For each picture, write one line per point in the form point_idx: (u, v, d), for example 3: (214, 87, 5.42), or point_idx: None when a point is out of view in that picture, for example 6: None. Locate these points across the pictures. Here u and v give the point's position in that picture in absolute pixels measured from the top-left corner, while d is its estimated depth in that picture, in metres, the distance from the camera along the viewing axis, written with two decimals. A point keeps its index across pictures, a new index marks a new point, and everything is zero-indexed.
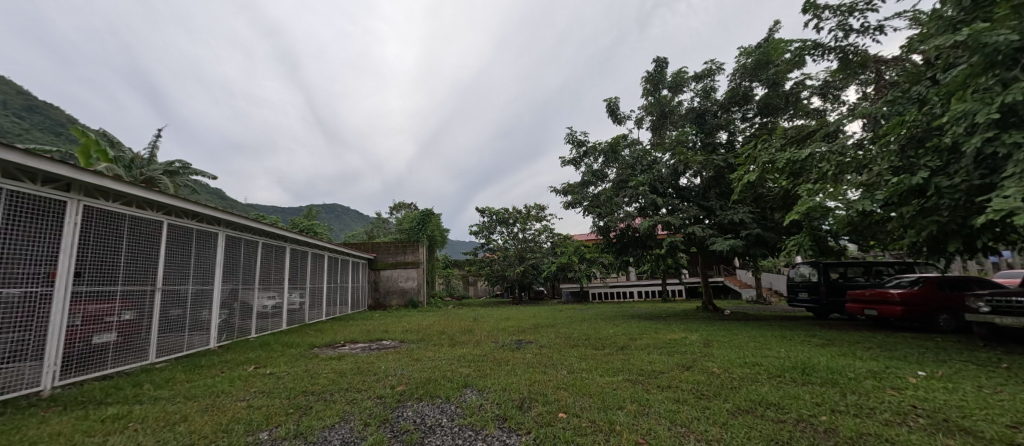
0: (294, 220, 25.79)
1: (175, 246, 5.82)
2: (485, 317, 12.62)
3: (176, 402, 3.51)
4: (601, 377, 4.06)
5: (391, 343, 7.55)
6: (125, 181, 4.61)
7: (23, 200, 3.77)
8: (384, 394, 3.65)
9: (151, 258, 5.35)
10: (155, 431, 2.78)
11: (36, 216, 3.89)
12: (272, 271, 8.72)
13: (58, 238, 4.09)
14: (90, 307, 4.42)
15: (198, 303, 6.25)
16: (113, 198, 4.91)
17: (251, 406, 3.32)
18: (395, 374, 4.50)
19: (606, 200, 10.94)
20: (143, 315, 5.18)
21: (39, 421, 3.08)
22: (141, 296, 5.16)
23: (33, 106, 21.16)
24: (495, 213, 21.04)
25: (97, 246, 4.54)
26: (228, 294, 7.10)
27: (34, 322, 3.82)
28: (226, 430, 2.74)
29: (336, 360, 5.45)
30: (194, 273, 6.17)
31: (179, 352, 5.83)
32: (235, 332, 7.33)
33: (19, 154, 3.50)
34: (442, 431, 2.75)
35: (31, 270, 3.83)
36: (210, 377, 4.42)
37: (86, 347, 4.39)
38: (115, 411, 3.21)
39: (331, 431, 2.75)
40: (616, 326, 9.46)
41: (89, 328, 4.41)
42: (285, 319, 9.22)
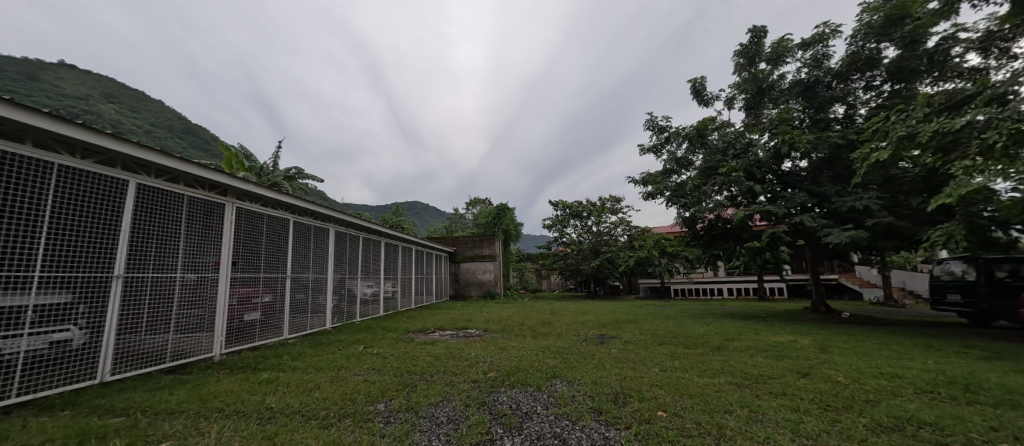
0: (383, 216, 28.21)
1: (300, 241, 6.81)
2: (562, 311, 12.58)
3: (309, 372, 4.12)
4: (699, 378, 3.81)
5: (476, 332, 7.93)
6: (262, 186, 5.50)
7: (198, 204, 4.76)
8: (479, 378, 3.87)
9: (283, 250, 6.32)
10: (298, 395, 3.29)
11: (207, 217, 4.87)
12: (370, 262, 9.73)
13: (221, 234, 5.05)
14: (243, 290, 5.41)
15: (317, 289, 7.25)
16: (255, 200, 5.91)
17: (366, 380, 3.75)
18: (483, 361, 4.74)
19: (693, 189, 10.12)
20: (278, 298, 6.15)
21: (217, 379, 3.87)
22: (278, 282, 6.14)
23: (188, 128, 26.21)
24: (568, 205, 20.71)
25: (245, 240, 5.52)
26: (338, 282, 8.11)
27: (206, 302, 4.80)
28: (351, 399, 3.14)
29: (430, 344, 5.91)
30: (313, 263, 7.16)
31: (304, 331, 6.82)
32: (344, 316, 8.33)
33: (196, 167, 4.48)
34: (539, 418, 2.83)
35: (204, 259, 4.80)
36: (331, 353, 5.11)
37: (240, 322, 5.38)
38: (267, 377, 3.87)
39: (437, 408, 2.99)
40: (707, 325, 8.71)
41: (241, 308, 5.39)
42: (381, 306, 10.22)
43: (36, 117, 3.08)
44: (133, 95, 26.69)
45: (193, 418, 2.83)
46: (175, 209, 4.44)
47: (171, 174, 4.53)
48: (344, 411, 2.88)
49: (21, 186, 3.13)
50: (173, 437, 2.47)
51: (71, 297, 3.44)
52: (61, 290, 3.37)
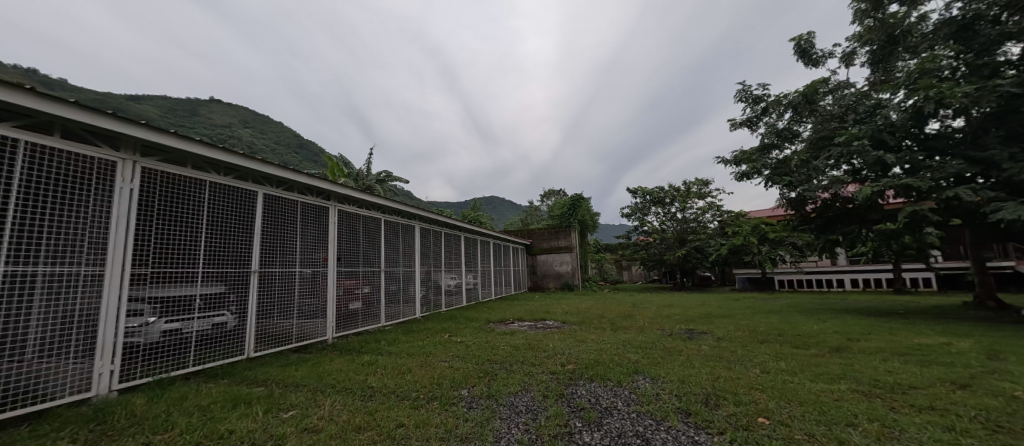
0: (463, 212, 29.73)
1: (390, 237, 7.50)
2: (645, 303, 11.98)
3: (403, 357, 4.53)
4: (812, 383, 3.32)
5: (554, 323, 7.96)
6: (356, 190, 6.19)
7: (308, 208, 5.53)
8: (557, 370, 3.87)
9: (377, 245, 7.03)
10: (394, 377, 3.64)
11: (316, 219, 5.63)
12: (452, 256, 10.30)
13: (327, 233, 5.81)
14: (346, 282, 6.15)
15: (407, 281, 7.91)
16: (353, 203, 6.67)
17: (451, 367, 4.00)
18: (562, 353, 4.73)
19: (799, 165, 8.80)
20: (376, 289, 6.86)
21: (329, 359, 4.47)
22: (375, 275, 6.84)
23: (301, 143, 30.44)
24: (649, 192, 19.54)
25: (347, 237, 6.25)
26: (424, 275, 8.75)
27: (319, 292, 5.55)
28: (438, 383, 3.38)
29: (509, 334, 6.09)
30: (403, 257, 7.82)
31: (398, 319, 7.51)
32: (432, 306, 8.99)
33: (303, 176, 5.22)
34: (620, 414, 2.73)
35: (315, 256, 5.55)
36: (420, 340, 5.55)
37: (347, 310, 6.13)
38: (368, 359, 4.35)
39: (516, 397, 3.07)
40: (821, 321, 7.56)
41: (346, 297, 6.14)
42: (464, 297, 10.80)
43: (192, 144, 3.85)
44: (260, 118, 31.79)
45: (313, 391, 3.31)
46: (291, 213, 5.21)
47: (287, 184, 5.32)
48: (432, 394, 3.11)
49: (187, 200, 3.94)
50: (298, 407, 2.92)
51: (224, 288, 4.24)
52: (217, 281, 4.17)
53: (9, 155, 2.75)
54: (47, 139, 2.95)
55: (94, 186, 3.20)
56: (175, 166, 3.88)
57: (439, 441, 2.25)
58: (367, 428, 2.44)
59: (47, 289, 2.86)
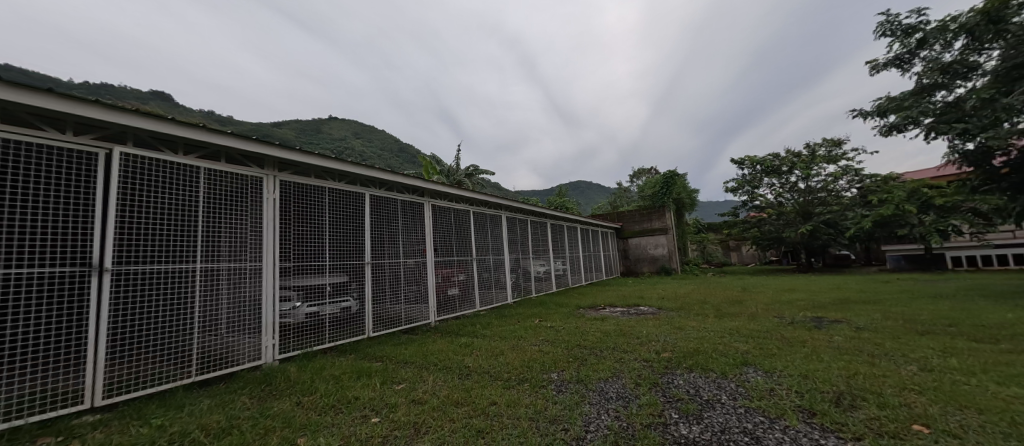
0: (550, 198, 29.75)
1: (479, 227, 7.87)
2: (758, 288, 10.63)
3: (496, 340, 4.77)
4: (998, 387, 2.61)
5: (649, 309, 7.57)
6: (446, 185, 6.63)
7: (406, 204, 6.11)
8: (651, 357, 3.70)
9: (468, 236, 7.46)
10: (488, 358, 3.86)
11: (413, 214, 6.20)
12: (540, 243, 10.42)
13: (424, 226, 6.37)
14: (443, 270, 6.67)
15: (497, 269, 8.27)
16: (444, 198, 7.18)
17: (541, 351, 4.09)
18: (657, 340, 4.48)
19: (979, 107, 6.80)
20: (469, 277, 7.31)
21: (432, 340, 4.94)
22: (468, 263, 7.30)
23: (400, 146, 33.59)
24: (760, 161, 17.04)
25: (441, 229, 6.77)
26: (513, 262, 9.03)
27: (420, 280, 6.13)
28: (529, 366, 3.49)
29: (600, 320, 5.97)
30: (492, 246, 8.17)
31: (492, 304, 7.92)
32: (523, 292, 9.27)
33: (400, 176, 5.77)
34: (724, 408, 2.50)
35: (415, 247, 6.13)
36: (512, 324, 5.77)
37: (445, 296, 6.68)
38: (465, 341, 4.68)
39: (607, 383, 3.01)
40: (1016, 309, 5.83)
41: (444, 284, 6.68)
42: (554, 283, 10.89)
43: (314, 157, 4.53)
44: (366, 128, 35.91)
45: (419, 368, 3.70)
46: (392, 210, 5.82)
47: (388, 184, 5.96)
48: (523, 376, 3.23)
49: (313, 205, 4.67)
50: (406, 381, 3.30)
51: (346, 277, 4.94)
52: (341, 272, 4.88)
53: (195, 178, 3.58)
54: (217, 164, 3.77)
55: (249, 198, 4.00)
56: (303, 177, 4.63)
57: (528, 420, 2.34)
58: (463, 403, 2.65)
59: (229, 279, 3.69)
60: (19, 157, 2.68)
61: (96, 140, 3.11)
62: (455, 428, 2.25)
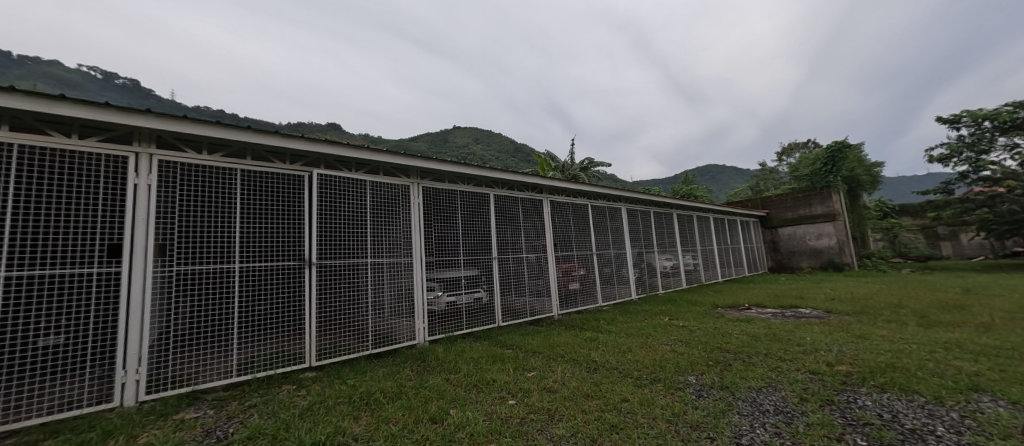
0: (675, 187, 27.26)
1: (599, 221, 7.72)
2: (991, 290, 7.84)
3: (623, 336, 4.63)
4: None
5: (812, 312, 6.31)
6: (563, 180, 6.70)
7: (526, 202, 6.38)
8: (818, 369, 3.09)
9: (588, 230, 7.39)
10: (616, 354, 3.79)
11: (533, 211, 6.44)
12: (665, 235, 9.67)
13: (544, 222, 6.57)
14: (564, 265, 6.78)
15: (619, 264, 7.98)
16: (562, 193, 7.25)
17: (674, 351, 3.82)
18: (827, 349, 3.72)
19: None
20: (590, 271, 7.24)
21: (557, 333, 5.06)
22: (588, 258, 7.23)
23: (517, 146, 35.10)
24: (987, 116, 12.52)
25: (561, 224, 6.88)
26: (637, 256, 8.59)
27: (543, 274, 6.35)
28: (662, 366, 3.30)
29: (746, 322, 5.25)
30: (613, 240, 7.94)
31: (615, 300, 7.69)
32: (648, 288, 8.73)
33: (520, 175, 6.07)
34: (938, 443, 1.95)
35: (536, 243, 6.37)
36: (639, 321, 5.51)
37: (567, 290, 6.77)
38: (590, 336, 4.67)
39: (760, 393, 2.65)
40: None
41: (565, 279, 6.78)
42: (684, 279, 9.97)
43: (446, 164, 5.11)
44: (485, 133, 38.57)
45: (548, 358, 3.86)
46: (514, 208, 6.15)
47: (509, 184, 6.32)
48: (656, 376, 3.07)
49: (448, 207, 5.27)
50: (537, 369, 3.48)
51: (477, 271, 5.43)
52: (473, 266, 5.39)
53: (363, 190, 4.42)
54: (376, 177, 4.59)
55: (400, 204, 4.76)
56: (439, 183, 5.26)
57: (666, 422, 2.22)
58: (594, 396, 2.66)
59: (389, 271, 4.49)
60: (262, 183, 3.74)
61: (301, 165, 4.10)
62: (589, 419, 2.28)
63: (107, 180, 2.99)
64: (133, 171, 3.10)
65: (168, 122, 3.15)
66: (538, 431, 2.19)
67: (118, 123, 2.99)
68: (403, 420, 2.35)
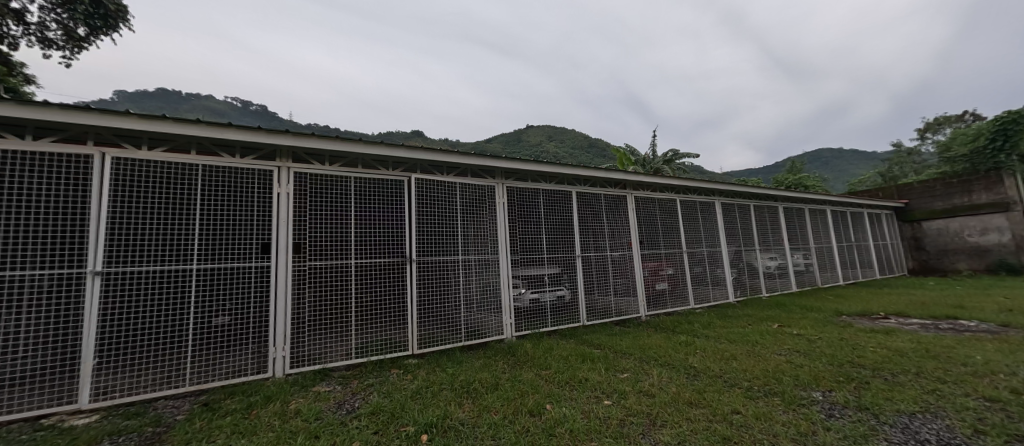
0: (777, 178, 24.15)
1: (689, 217, 7.18)
2: None
3: (723, 342, 4.24)
4: None
5: (978, 325, 5.11)
6: (649, 174, 6.36)
7: (609, 199, 6.20)
8: (999, 396, 2.50)
9: (677, 227, 6.92)
10: (717, 361, 3.49)
11: (616, 208, 6.23)
12: (769, 232, 8.61)
13: (628, 219, 6.32)
14: (651, 264, 6.45)
15: (714, 263, 7.33)
16: (648, 188, 6.89)
17: (790, 362, 3.39)
18: (1008, 373, 2.98)
19: None
20: (680, 270, 6.76)
21: (647, 335, 4.83)
22: (677, 257, 6.77)
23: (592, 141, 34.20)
24: None
25: (647, 221, 6.55)
26: (734, 255, 7.80)
27: (628, 273, 6.11)
28: (776, 377, 2.96)
29: (882, 333, 4.44)
30: (705, 238, 7.32)
31: (709, 302, 7.08)
32: (749, 290, 7.87)
33: (602, 171, 5.91)
34: None
35: (620, 240, 6.15)
36: (741, 327, 5.00)
37: (654, 290, 6.42)
38: (685, 340, 4.37)
39: (913, 420, 2.23)
40: None
41: (652, 278, 6.44)
42: (793, 281, 8.79)
43: (530, 164, 5.20)
44: None
45: (640, 360, 3.70)
46: (596, 205, 6.02)
47: (591, 181, 6.19)
48: (770, 388, 2.76)
49: (531, 205, 5.36)
50: (630, 371, 3.36)
51: (560, 269, 5.43)
52: (556, 264, 5.40)
53: (453, 192, 4.71)
54: (464, 179, 4.86)
55: (487, 203, 4.98)
56: (522, 182, 5.37)
57: (791, 442, 1.99)
58: (699, 405, 2.49)
59: (477, 268, 4.73)
60: (370, 188, 4.20)
61: (401, 171, 4.51)
62: (697, 429, 2.15)
63: (260, 190, 3.64)
64: (276, 182, 3.71)
65: (300, 139, 3.71)
66: (640, 435, 2.12)
67: (265, 143, 3.60)
68: (503, 410, 2.47)
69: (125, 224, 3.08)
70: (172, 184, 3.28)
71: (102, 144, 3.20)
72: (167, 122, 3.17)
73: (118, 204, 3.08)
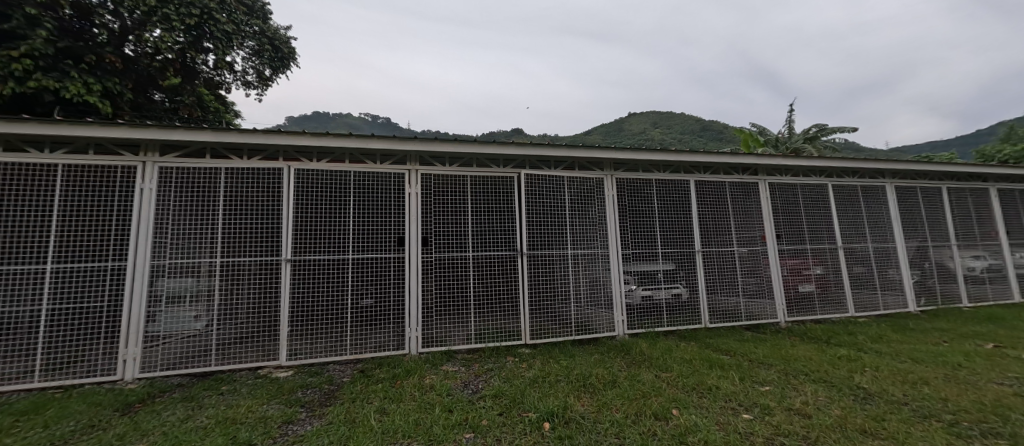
0: (979, 152, 18.31)
1: (846, 206, 5.90)
2: None
3: (904, 361, 3.39)
4: None
5: None
6: (789, 156, 5.42)
7: (737, 187, 5.47)
8: None
9: (828, 217, 5.76)
10: (899, 384, 2.80)
11: (746, 197, 5.46)
12: (972, 223, 6.56)
13: (761, 210, 5.49)
14: (792, 262, 5.50)
15: (883, 262, 5.89)
16: (787, 173, 5.86)
17: (1021, 395, 2.53)
18: None
19: None
20: (834, 270, 5.61)
21: (790, 344, 4.14)
22: (829, 254, 5.63)
23: None
24: None
25: (785, 212, 5.60)
26: (915, 253, 6.15)
27: (762, 272, 5.32)
28: (1001, 414, 2.23)
29: None
30: (870, 231, 5.93)
31: (877, 311, 5.73)
32: (939, 299, 6.13)
33: (729, 156, 5.23)
34: None
35: (751, 234, 5.38)
36: (932, 344, 3.92)
37: (797, 293, 5.46)
38: (845, 354, 3.62)
39: None
40: None
41: (795, 279, 5.49)
42: (1014, 288, 6.54)
43: (642, 152, 4.89)
44: None
45: (784, 373, 3.19)
46: (721, 194, 5.37)
47: (714, 167, 5.54)
48: (990, 427, 2.11)
49: (645, 197, 5.05)
50: (772, 384, 2.92)
51: (677, 265, 5.01)
52: (672, 260, 4.99)
53: (562, 186, 4.70)
54: (572, 172, 4.81)
55: (596, 196, 4.85)
56: (634, 173, 5.09)
57: None
58: (878, 435, 2.03)
59: (587, 262, 4.64)
60: (484, 185, 4.47)
61: (512, 168, 4.68)
62: None
63: (396, 191, 4.17)
64: (407, 183, 4.20)
65: (426, 144, 4.13)
66: None
67: (399, 149, 4.10)
68: (625, 409, 2.39)
69: (304, 221, 3.87)
70: (333, 188, 3.99)
71: (288, 159, 4.05)
72: (330, 137, 3.86)
73: (299, 206, 3.89)
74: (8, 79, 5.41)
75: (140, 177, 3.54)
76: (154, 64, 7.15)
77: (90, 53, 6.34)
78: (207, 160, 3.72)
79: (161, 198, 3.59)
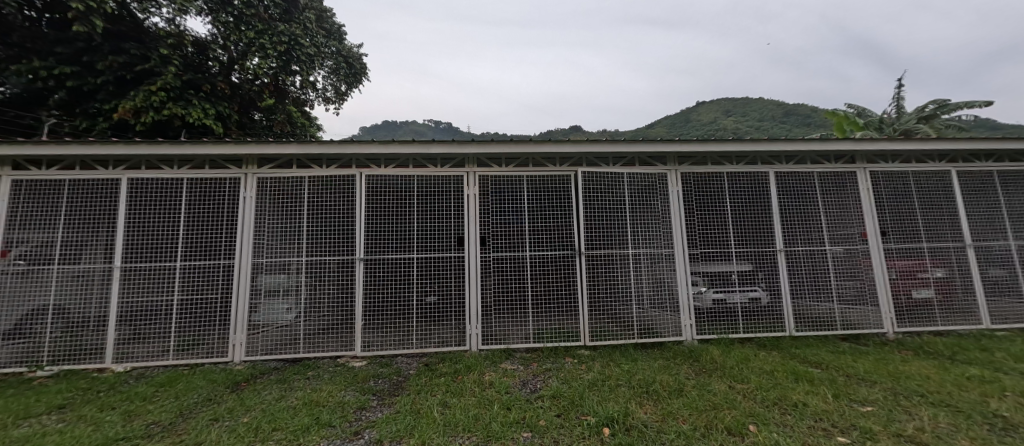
0: None
1: (977, 196, 4.91)
2: None
3: None
4: None
5: None
6: (897, 139, 4.64)
7: (828, 177, 4.82)
8: None
9: (952, 210, 4.83)
10: None
11: (840, 189, 4.80)
12: None
13: (859, 203, 4.78)
14: (903, 263, 4.71)
15: None
16: (894, 158, 5.03)
17: None
18: None
19: None
20: (961, 273, 4.70)
21: (900, 358, 3.55)
22: (954, 253, 4.73)
23: None
24: None
25: (892, 204, 4.81)
26: None
27: (862, 274, 4.63)
28: None
29: None
30: (1013, 226, 4.86)
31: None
32: None
33: (818, 143, 4.63)
34: None
35: (847, 231, 4.71)
36: None
37: (909, 300, 4.67)
38: (977, 373, 3.01)
39: None
40: None
41: (907, 283, 4.70)
42: None
43: (710, 143, 4.52)
44: None
45: (891, 392, 2.74)
46: (808, 186, 4.77)
47: (799, 156, 4.94)
48: None
49: (715, 192, 4.67)
50: (876, 404, 2.53)
51: (754, 266, 4.55)
52: (749, 260, 4.55)
53: (621, 183, 4.52)
54: (632, 168, 4.60)
55: (659, 192, 4.58)
56: (702, 167, 4.73)
57: None
58: None
59: (650, 263, 4.40)
60: (540, 185, 4.46)
61: (569, 166, 4.60)
62: None
63: (455, 193, 4.33)
64: (466, 185, 4.34)
65: (483, 146, 4.23)
66: None
67: (458, 152, 4.25)
68: (693, 421, 2.23)
69: (375, 223, 4.18)
70: (399, 192, 4.27)
71: (360, 166, 4.40)
72: (395, 145, 4.11)
73: (370, 209, 4.20)
74: (150, 109, 6.60)
75: (244, 186, 4.10)
76: (253, 88, 8.25)
77: (206, 83, 7.48)
78: (293, 170, 4.19)
79: (259, 204, 4.12)
